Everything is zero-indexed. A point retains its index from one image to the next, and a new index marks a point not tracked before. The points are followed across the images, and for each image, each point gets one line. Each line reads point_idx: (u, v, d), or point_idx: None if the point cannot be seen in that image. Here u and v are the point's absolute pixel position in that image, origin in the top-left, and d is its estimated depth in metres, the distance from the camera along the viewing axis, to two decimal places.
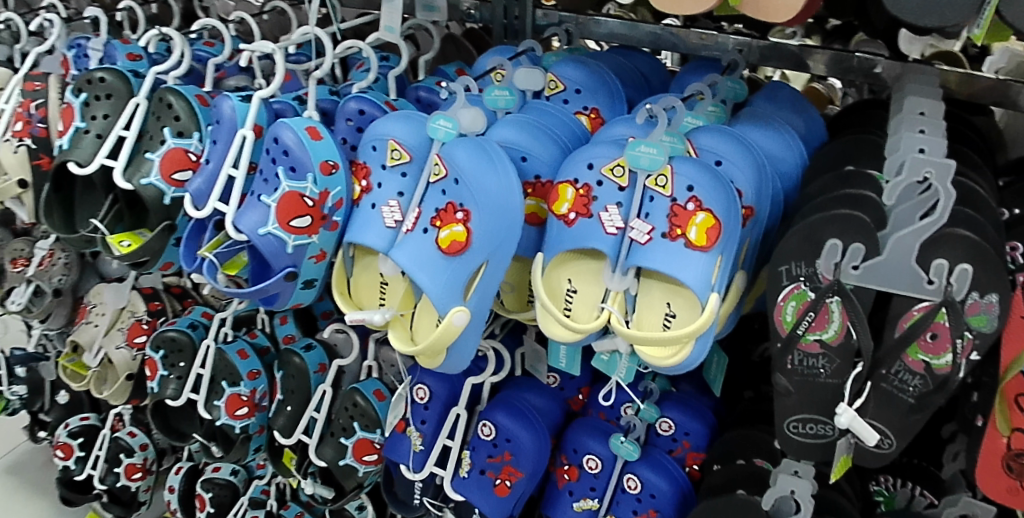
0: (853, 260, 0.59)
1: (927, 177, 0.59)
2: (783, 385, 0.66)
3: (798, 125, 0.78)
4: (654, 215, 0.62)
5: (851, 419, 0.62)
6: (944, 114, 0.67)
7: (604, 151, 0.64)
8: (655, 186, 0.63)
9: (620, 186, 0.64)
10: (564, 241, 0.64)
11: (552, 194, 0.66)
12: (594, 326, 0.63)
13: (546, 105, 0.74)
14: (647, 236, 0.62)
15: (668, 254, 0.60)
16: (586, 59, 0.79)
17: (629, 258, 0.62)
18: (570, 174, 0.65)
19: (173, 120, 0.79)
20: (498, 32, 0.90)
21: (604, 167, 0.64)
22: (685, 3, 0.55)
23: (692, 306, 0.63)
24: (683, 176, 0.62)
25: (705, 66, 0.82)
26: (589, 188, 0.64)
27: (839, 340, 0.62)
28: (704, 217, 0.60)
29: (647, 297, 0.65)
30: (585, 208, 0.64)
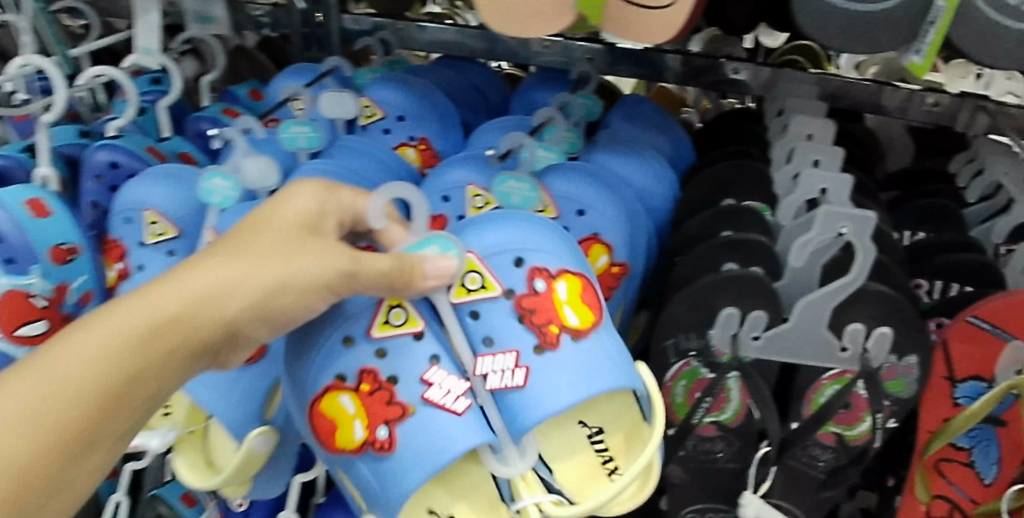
0: (753, 331, 0.49)
1: (844, 235, 0.48)
2: (676, 476, 0.54)
3: (664, 148, 0.63)
4: (504, 334, 0.40)
5: (757, 508, 0.51)
6: (844, 161, 0.58)
7: (359, 312, 0.40)
8: (472, 292, 0.41)
9: (417, 335, 0.40)
10: (396, 484, 0.38)
11: (325, 424, 0.39)
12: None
13: (359, 141, 0.57)
14: (519, 370, 0.39)
15: (565, 363, 0.39)
16: (407, 77, 0.63)
17: (506, 413, 0.39)
18: (330, 370, 0.39)
19: None
20: (296, 43, 0.72)
21: (376, 328, 0.39)
22: (534, 24, 0.41)
23: (621, 419, 0.45)
24: (496, 251, 0.42)
25: (551, 78, 0.67)
26: (372, 373, 0.39)
27: (739, 421, 0.51)
28: (568, 280, 0.42)
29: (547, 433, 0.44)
30: (395, 403, 0.39)
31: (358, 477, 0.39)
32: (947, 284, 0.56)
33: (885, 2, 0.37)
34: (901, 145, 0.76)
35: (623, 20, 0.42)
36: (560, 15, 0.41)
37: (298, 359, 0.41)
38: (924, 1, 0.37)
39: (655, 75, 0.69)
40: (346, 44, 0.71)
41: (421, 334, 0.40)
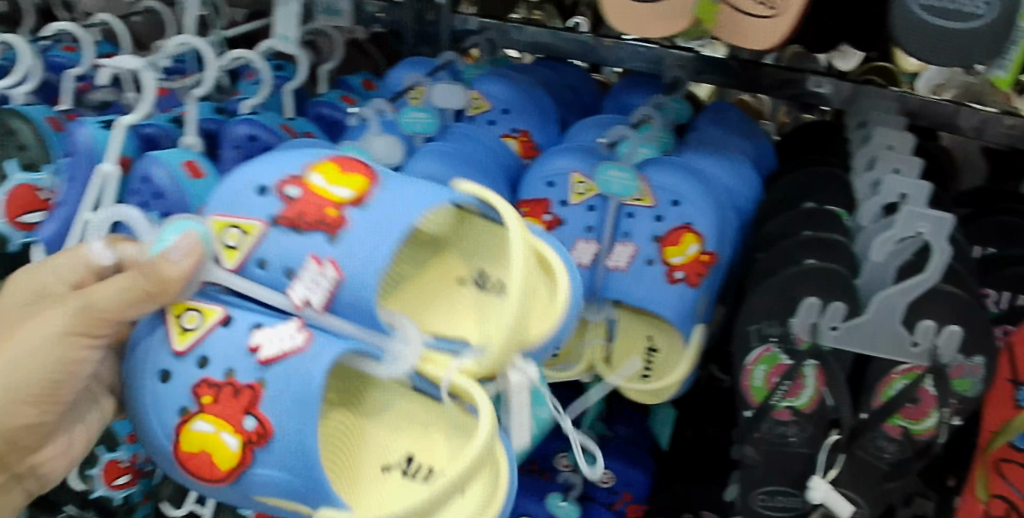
0: (832, 321, 0.52)
1: (921, 234, 0.51)
2: (750, 455, 0.58)
3: (749, 151, 0.67)
4: (276, 255, 0.42)
5: (824, 493, 0.55)
6: (922, 173, 0.61)
7: (153, 342, 0.41)
8: (229, 247, 0.43)
9: (223, 321, 0.41)
10: (284, 453, 0.38)
11: (200, 460, 0.40)
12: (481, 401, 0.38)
13: (468, 129, 0.63)
14: (326, 267, 0.42)
15: (365, 229, 0.43)
16: (512, 73, 0.68)
17: (352, 307, 0.42)
18: (161, 412, 0.40)
19: (18, 150, 0.63)
20: (409, 39, 0.80)
21: (177, 338, 0.41)
22: (652, 24, 0.46)
23: (490, 248, 0.48)
24: (236, 197, 0.45)
25: (642, 82, 0.71)
26: (205, 382, 0.40)
27: (813, 407, 0.55)
28: (320, 174, 0.45)
29: (442, 307, 0.47)
30: (242, 389, 0.39)
31: (258, 482, 0.39)
32: (1017, 295, 0.59)
33: (972, 21, 0.41)
34: (976, 165, 0.78)
35: (733, 26, 0.47)
36: (679, 17, 0.46)
37: (143, 421, 0.41)
38: (1010, 21, 0.41)
39: (742, 83, 0.73)
40: (454, 42, 0.78)
41: (227, 318, 0.41)
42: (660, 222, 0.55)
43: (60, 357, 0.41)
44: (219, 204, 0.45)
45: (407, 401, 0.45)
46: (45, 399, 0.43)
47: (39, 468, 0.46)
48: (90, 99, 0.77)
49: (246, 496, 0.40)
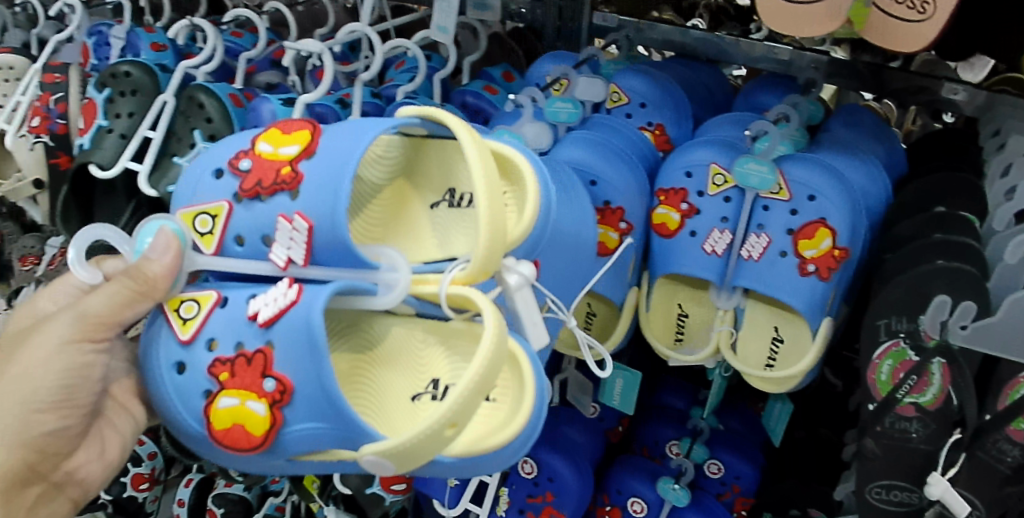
0: (961, 320, 0.54)
1: None
2: (869, 448, 0.60)
3: (879, 153, 0.70)
4: (268, 221, 0.48)
5: (943, 490, 0.56)
6: None
7: (165, 340, 0.48)
8: (203, 232, 0.50)
9: (219, 302, 0.47)
10: (306, 402, 0.43)
11: (236, 435, 0.44)
12: (478, 299, 0.42)
13: (609, 119, 0.68)
14: (296, 218, 0.46)
15: (316, 190, 0.47)
16: (651, 69, 0.72)
17: (337, 253, 0.46)
18: (193, 397, 0.46)
19: (204, 121, 0.72)
20: (550, 33, 0.86)
21: (183, 329, 0.47)
22: (806, 26, 0.53)
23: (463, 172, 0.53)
24: (202, 182, 0.51)
25: (774, 82, 0.75)
26: (220, 360, 0.45)
27: (938, 404, 0.56)
28: (267, 140, 0.51)
29: (435, 234, 0.52)
30: (253, 357, 0.44)
31: (296, 438, 0.44)
32: None
33: None
34: None
35: (882, 29, 0.52)
36: (832, 20, 0.52)
37: (181, 419, 0.47)
38: None
39: (870, 84, 0.72)
40: (592, 38, 0.84)
41: (220, 300, 0.48)
42: (795, 216, 0.61)
43: (66, 362, 0.51)
44: (185, 201, 0.52)
45: (402, 329, 0.50)
46: (62, 403, 0.52)
47: (75, 475, 0.55)
48: (258, 81, 0.83)
49: (284, 455, 0.45)
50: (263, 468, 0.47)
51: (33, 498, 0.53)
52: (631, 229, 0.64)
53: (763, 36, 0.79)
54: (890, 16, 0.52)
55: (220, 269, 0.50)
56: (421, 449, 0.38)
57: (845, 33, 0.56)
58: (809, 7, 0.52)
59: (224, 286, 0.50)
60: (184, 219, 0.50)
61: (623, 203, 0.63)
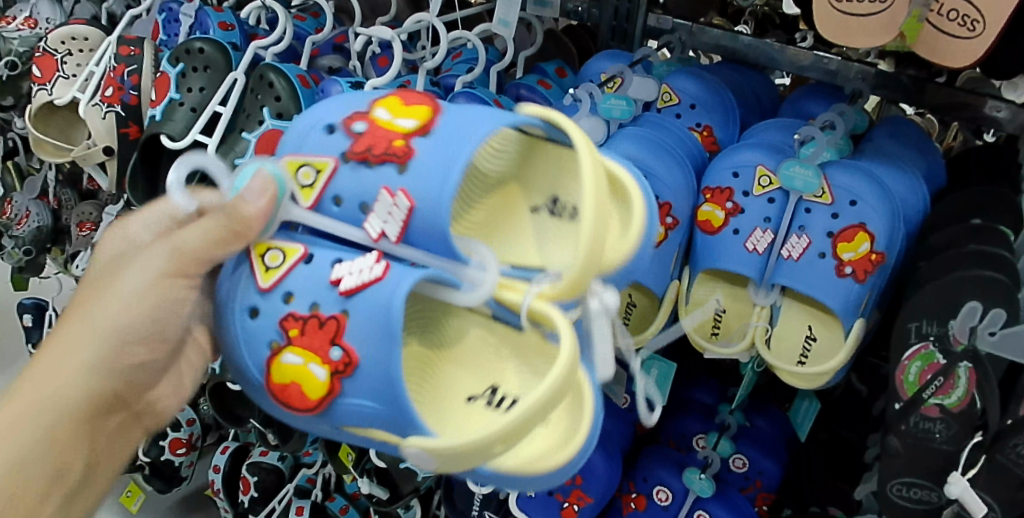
0: (990, 327, 0.56)
1: None
2: (893, 445, 0.63)
3: (920, 165, 0.73)
4: (371, 193, 0.50)
5: (962, 490, 0.58)
6: None
7: (238, 284, 0.48)
8: (301, 185, 0.51)
9: (305, 258, 0.48)
10: (370, 377, 0.44)
11: (291, 390, 0.46)
12: (556, 318, 0.45)
13: (661, 118, 0.72)
14: (400, 196, 0.49)
15: (425, 174, 0.50)
16: (703, 72, 0.77)
17: (431, 237, 0.50)
18: (263, 343, 0.47)
19: (273, 101, 0.76)
20: (605, 33, 0.90)
21: (261, 279, 0.48)
22: (860, 38, 0.56)
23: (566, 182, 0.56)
24: (314, 134, 0.54)
25: (824, 91, 0.80)
26: (294, 314, 0.46)
27: (962, 407, 0.58)
28: (386, 108, 0.54)
29: (535, 241, 0.55)
30: (328, 320, 0.46)
31: (349, 410, 0.45)
32: None
33: None
34: None
35: (932, 43, 0.55)
36: (885, 32, 0.55)
37: (241, 358, 0.48)
38: None
39: (912, 98, 0.73)
40: (646, 38, 0.87)
41: (307, 257, 0.48)
42: (836, 219, 0.63)
43: (160, 296, 0.47)
44: (293, 146, 0.54)
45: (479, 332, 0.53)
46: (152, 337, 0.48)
47: (155, 406, 0.50)
48: (320, 65, 0.87)
49: (333, 423, 0.47)
50: (310, 429, 0.49)
51: (113, 427, 0.47)
52: (676, 225, 0.67)
53: (809, 46, 0.82)
54: (943, 33, 0.54)
55: (310, 225, 0.50)
56: (469, 456, 0.40)
57: (896, 46, 0.58)
58: (865, 20, 0.55)
59: (314, 242, 0.50)
60: (287, 162, 0.51)
61: (670, 198, 0.67)
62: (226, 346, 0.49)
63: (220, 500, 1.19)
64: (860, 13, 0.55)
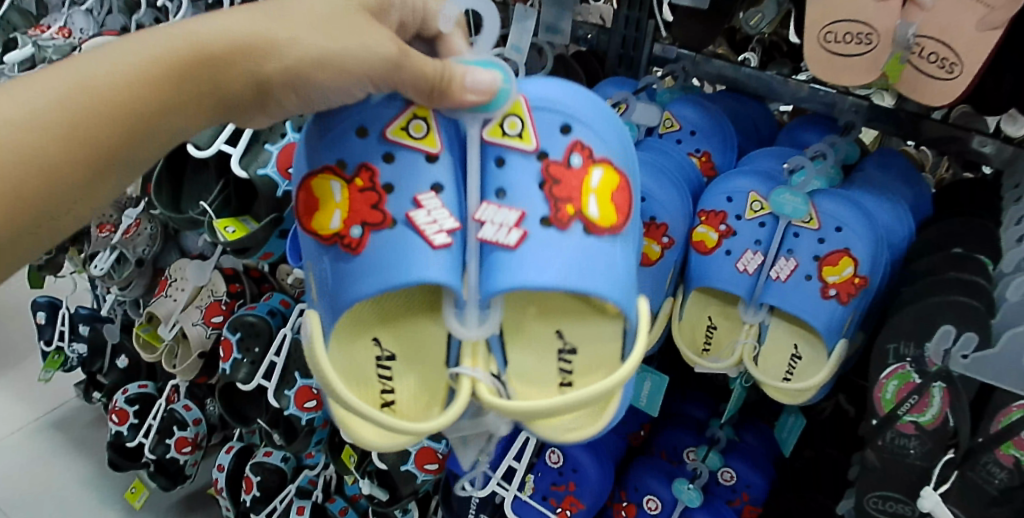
0: (963, 350, 0.60)
1: None
2: (871, 460, 0.67)
3: (907, 196, 0.77)
4: (506, 197, 0.54)
5: (934, 503, 0.62)
6: None
7: (381, 112, 0.54)
8: (498, 131, 0.55)
9: (429, 156, 0.54)
10: (365, 274, 0.52)
11: (310, 200, 0.55)
12: (462, 398, 0.54)
13: (662, 143, 0.77)
14: (513, 232, 0.52)
15: (550, 240, 0.52)
16: (705, 101, 0.81)
17: (500, 270, 0.51)
18: (352, 158, 0.54)
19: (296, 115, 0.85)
20: (613, 60, 0.95)
21: (391, 136, 0.54)
22: (846, 76, 0.61)
23: (588, 359, 0.58)
24: (551, 115, 0.56)
25: (819, 123, 0.84)
26: (372, 169, 0.54)
27: (936, 425, 0.63)
28: (605, 176, 0.55)
29: (532, 354, 0.59)
30: (382, 215, 0.53)
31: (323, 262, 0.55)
32: None
33: None
34: None
35: (915, 83, 0.59)
36: (870, 72, 0.59)
37: (328, 139, 0.55)
38: None
39: (906, 131, 0.77)
40: (650, 66, 0.92)
41: (433, 157, 0.54)
42: (822, 244, 0.67)
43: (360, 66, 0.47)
44: (538, 97, 0.56)
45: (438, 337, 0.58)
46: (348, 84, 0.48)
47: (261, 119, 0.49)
48: None
49: (316, 252, 0.55)
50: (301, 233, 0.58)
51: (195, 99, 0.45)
52: (672, 244, 0.71)
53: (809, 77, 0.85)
54: (924, 74, 0.58)
55: (451, 132, 0.56)
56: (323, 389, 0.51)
57: (882, 84, 0.63)
58: (851, 60, 0.60)
59: (455, 149, 0.56)
60: (516, 102, 0.55)
61: (666, 220, 0.71)
62: (326, 123, 0.55)
63: (223, 498, 1.23)
64: (847, 53, 0.60)
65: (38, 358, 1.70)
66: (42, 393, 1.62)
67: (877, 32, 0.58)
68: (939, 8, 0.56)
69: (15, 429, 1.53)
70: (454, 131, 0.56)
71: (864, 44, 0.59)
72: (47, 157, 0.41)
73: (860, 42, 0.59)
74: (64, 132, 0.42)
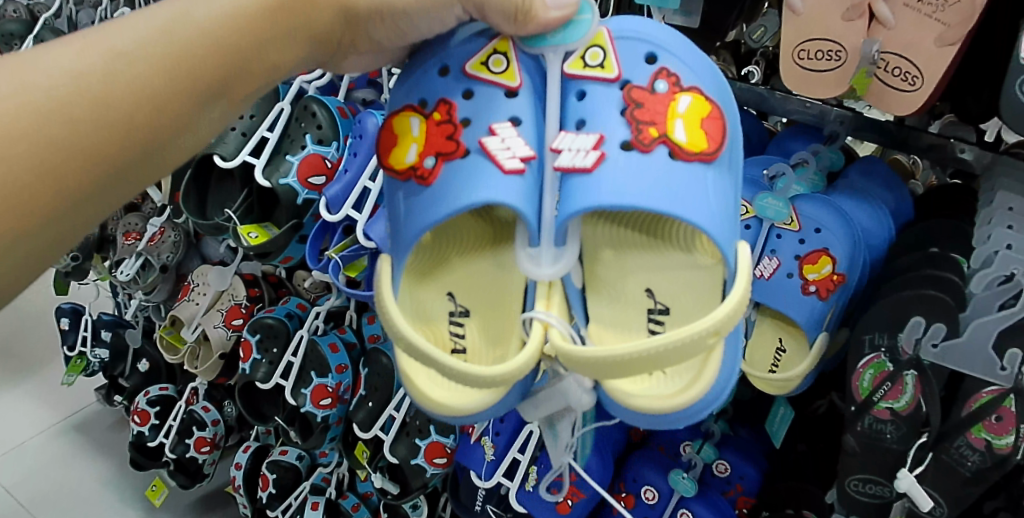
0: (932, 339, 0.66)
1: (1014, 274, 0.64)
2: (851, 445, 0.72)
3: (888, 201, 0.82)
4: (592, 124, 0.58)
5: (909, 485, 0.67)
6: None
7: (462, 51, 0.61)
8: (585, 64, 0.60)
9: (509, 90, 0.59)
10: (435, 192, 0.56)
11: (391, 137, 0.61)
12: (535, 342, 0.55)
13: None
14: (593, 155, 0.55)
15: (630, 160, 0.54)
16: None
17: (579, 190, 0.54)
18: (432, 96, 0.61)
19: (315, 128, 0.91)
20: None
21: (471, 72, 0.60)
22: (818, 88, 0.67)
23: (690, 301, 0.61)
24: (634, 51, 0.60)
25: (807, 133, 0.90)
26: (450, 104, 0.60)
27: (910, 410, 0.68)
28: (692, 101, 0.58)
29: (618, 304, 0.64)
30: (455, 143, 0.58)
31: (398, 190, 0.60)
32: None
33: None
34: None
35: (879, 94, 0.65)
36: (839, 85, 0.66)
37: (414, 83, 0.62)
38: None
39: (899, 144, 0.79)
40: None
41: (514, 91, 0.59)
42: (803, 245, 0.73)
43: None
44: (621, 32, 0.61)
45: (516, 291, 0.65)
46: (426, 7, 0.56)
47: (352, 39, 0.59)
48: (355, 97, 0.98)
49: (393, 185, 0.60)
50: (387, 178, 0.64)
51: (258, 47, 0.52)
52: None
53: None
54: (888, 86, 0.64)
55: (534, 69, 0.60)
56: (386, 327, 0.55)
57: (854, 95, 0.68)
58: (822, 75, 0.66)
59: (539, 85, 0.61)
60: (597, 34, 0.60)
61: None
62: (411, 72, 0.63)
63: (240, 496, 1.28)
64: (818, 68, 0.66)
65: (60, 362, 1.76)
66: (64, 396, 1.68)
67: (845, 49, 0.64)
68: (901, 27, 0.62)
69: (39, 430, 1.59)
70: (535, 69, 0.61)
71: (833, 60, 0.65)
72: (151, 86, 0.48)
73: (830, 59, 0.65)
74: (166, 66, 0.48)
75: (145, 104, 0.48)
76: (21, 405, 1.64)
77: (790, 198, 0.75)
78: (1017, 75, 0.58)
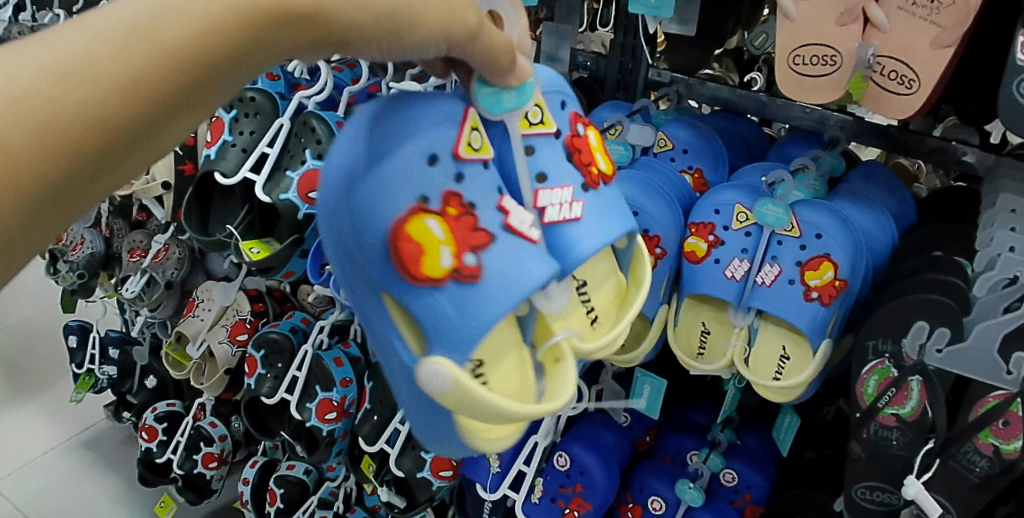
0: (937, 344, 0.65)
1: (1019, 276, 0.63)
2: (856, 452, 0.71)
3: (891, 205, 0.82)
4: (555, 173, 0.53)
5: (917, 491, 0.66)
6: None
7: (442, 133, 0.48)
8: (534, 124, 0.53)
9: (484, 162, 0.50)
10: (484, 295, 0.47)
11: (409, 251, 0.46)
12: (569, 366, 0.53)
13: (654, 162, 0.86)
14: (574, 204, 0.53)
15: (595, 203, 0.54)
16: (697, 122, 0.90)
17: (573, 244, 0.52)
18: (416, 190, 0.47)
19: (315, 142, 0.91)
20: (611, 85, 1.02)
21: (461, 151, 0.48)
22: (815, 93, 0.66)
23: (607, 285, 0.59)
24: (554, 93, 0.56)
25: (807, 137, 0.89)
26: (455, 193, 0.48)
27: (915, 416, 0.67)
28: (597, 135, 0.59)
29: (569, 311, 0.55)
30: (478, 232, 0.48)
31: (428, 307, 0.47)
32: None
33: None
34: None
35: (876, 99, 0.64)
36: (836, 91, 0.65)
37: (390, 180, 0.46)
38: None
39: (900, 149, 0.79)
40: (647, 89, 0.98)
41: (486, 162, 0.50)
42: (804, 250, 0.72)
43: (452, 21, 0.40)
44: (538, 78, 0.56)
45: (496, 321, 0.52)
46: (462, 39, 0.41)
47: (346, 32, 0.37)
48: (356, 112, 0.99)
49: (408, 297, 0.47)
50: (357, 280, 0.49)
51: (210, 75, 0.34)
52: (664, 255, 0.78)
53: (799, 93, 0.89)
54: (885, 90, 0.64)
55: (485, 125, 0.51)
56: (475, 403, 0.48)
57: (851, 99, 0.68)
58: (818, 80, 0.66)
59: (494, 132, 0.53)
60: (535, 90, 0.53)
61: (659, 231, 0.78)
62: (375, 165, 0.46)
63: (248, 511, 1.29)
64: (816, 74, 0.65)
65: (68, 381, 1.77)
66: (75, 413, 1.69)
67: (840, 53, 0.64)
68: (896, 31, 0.62)
69: (49, 448, 1.59)
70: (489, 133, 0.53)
71: (828, 65, 0.65)
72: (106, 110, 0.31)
73: (825, 64, 0.65)
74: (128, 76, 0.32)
75: (103, 124, 0.31)
76: (32, 423, 1.65)
77: (791, 205, 0.75)
78: (1015, 76, 0.57)
